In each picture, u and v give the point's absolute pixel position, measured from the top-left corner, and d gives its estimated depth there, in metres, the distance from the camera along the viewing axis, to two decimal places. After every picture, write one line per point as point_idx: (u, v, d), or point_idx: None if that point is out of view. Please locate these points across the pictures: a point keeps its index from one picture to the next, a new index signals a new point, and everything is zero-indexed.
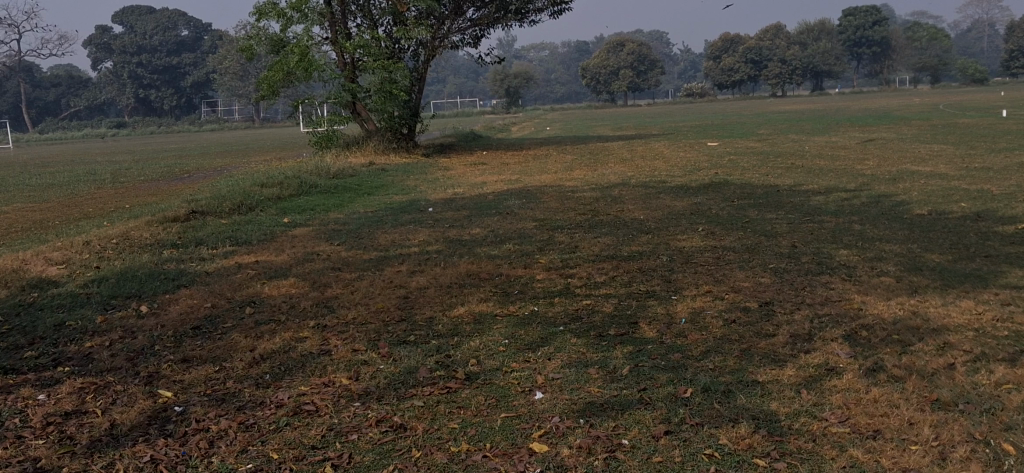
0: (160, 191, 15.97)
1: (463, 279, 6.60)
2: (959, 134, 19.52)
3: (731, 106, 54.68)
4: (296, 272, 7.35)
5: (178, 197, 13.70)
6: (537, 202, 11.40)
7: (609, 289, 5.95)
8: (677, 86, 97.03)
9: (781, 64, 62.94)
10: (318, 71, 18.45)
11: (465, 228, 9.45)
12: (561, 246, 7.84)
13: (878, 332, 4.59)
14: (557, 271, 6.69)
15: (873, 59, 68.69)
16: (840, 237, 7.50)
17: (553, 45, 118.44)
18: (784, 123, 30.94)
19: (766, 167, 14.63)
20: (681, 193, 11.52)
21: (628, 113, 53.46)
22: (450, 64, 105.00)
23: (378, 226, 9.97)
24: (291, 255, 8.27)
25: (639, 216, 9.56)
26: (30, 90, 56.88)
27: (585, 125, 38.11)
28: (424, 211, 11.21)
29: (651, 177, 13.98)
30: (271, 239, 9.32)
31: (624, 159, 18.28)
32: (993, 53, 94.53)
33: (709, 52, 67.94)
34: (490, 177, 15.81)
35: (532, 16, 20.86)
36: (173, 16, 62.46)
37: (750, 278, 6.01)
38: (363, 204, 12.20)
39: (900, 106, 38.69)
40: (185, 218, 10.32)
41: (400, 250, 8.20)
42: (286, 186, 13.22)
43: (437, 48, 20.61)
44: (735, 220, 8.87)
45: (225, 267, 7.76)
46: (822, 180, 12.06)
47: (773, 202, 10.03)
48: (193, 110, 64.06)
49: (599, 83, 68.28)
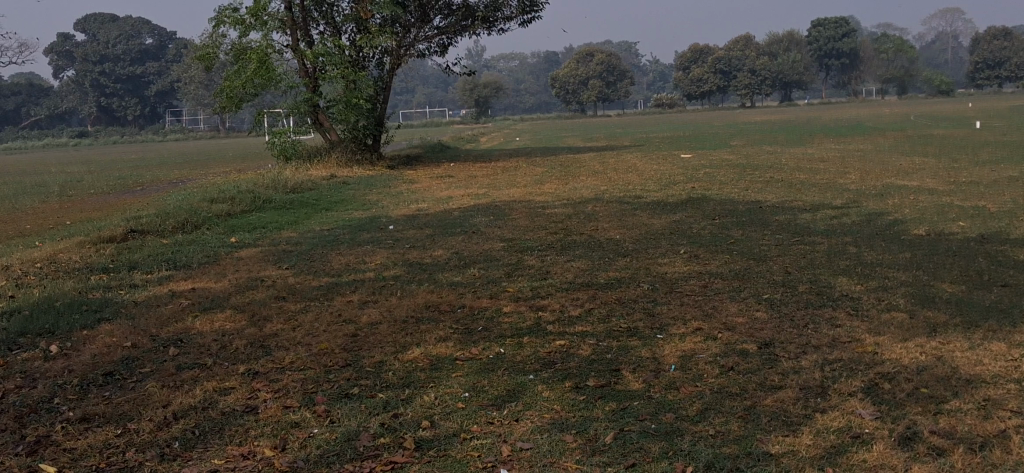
0: (107, 206, 15.11)
1: (420, 313, 5.86)
2: (939, 146, 19.14)
3: (701, 116, 54.36)
4: (235, 303, 6.57)
5: (122, 212, 12.85)
6: (506, 219, 10.72)
7: (584, 326, 5.24)
8: (646, 96, 97.03)
9: (750, 75, 63.19)
10: (277, 81, 17.64)
11: (427, 250, 8.72)
12: (531, 272, 7.12)
13: (903, 383, 3.92)
14: (526, 303, 5.98)
15: (842, 70, 68.88)
16: (836, 261, 6.86)
17: (523, 55, 118.08)
18: (757, 133, 30.49)
19: (745, 180, 14.06)
20: (657, 209, 10.88)
21: (597, 123, 52.95)
22: (419, 73, 104.16)
23: (332, 247, 9.23)
24: (234, 281, 7.49)
25: (615, 236, 8.89)
26: None
27: (556, 135, 37.46)
28: (384, 230, 10.47)
29: (625, 191, 13.35)
30: (214, 261, 8.53)
31: (596, 172, 17.66)
32: (956, 69, 95.63)
33: (679, 62, 67.76)
34: (457, 191, 15.11)
35: (500, 24, 20.15)
36: (136, 23, 61.07)
37: (744, 313, 5.32)
38: (319, 221, 11.43)
39: (871, 116, 38.58)
40: (122, 238, 9.51)
41: (354, 276, 7.45)
42: (238, 201, 12.40)
43: (402, 56, 19.84)
44: (719, 240, 8.23)
45: (156, 296, 6.97)
46: (806, 195, 11.48)
47: (758, 220, 9.40)
48: (157, 120, 62.95)
49: (568, 93, 67.83)
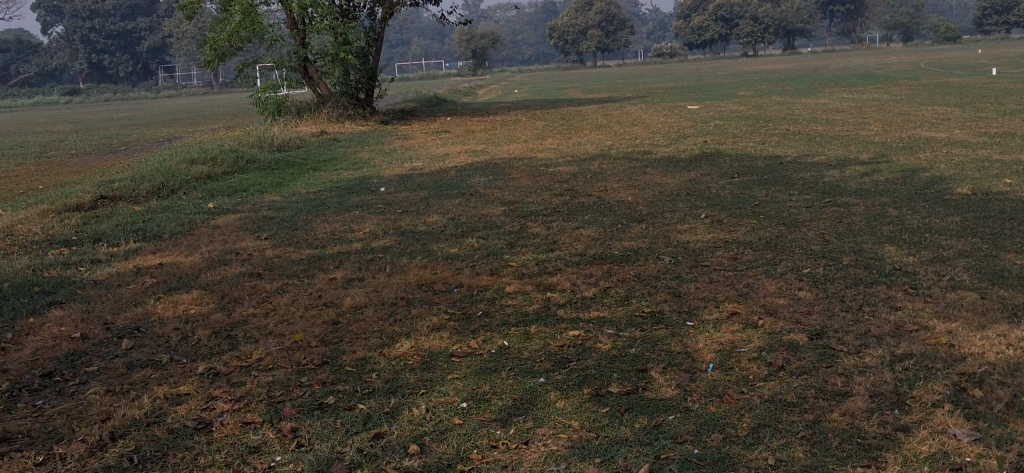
0: (85, 168, 14.34)
1: (412, 294, 5.14)
2: (957, 95, 18.34)
3: (703, 66, 53.19)
4: (205, 281, 5.85)
5: (98, 176, 12.09)
6: (506, 179, 10.00)
7: (601, 310, 4.53)
8: (646, 47, 95.73)
9: (752, 22, 61.51)
10: (264, 33, 16.74)
11: (420, 215, 8.01)
12: (536, 241, 6.40)
13: (996, 390, 3.21)
14: (532, 281, 5.26)
15: (846, 17, 67.53)
16: (878, 227, 6.17)
17: (521, 6, 116.36)
18: (763, 83, 29.56)
19: (758, 133, 13.30)
20: (669, 166, 10.14)
21: (596, 74, 51.77)
22: (415, 26, 102.54)
23: (317, 213, 8.51)
24: (207, 254, 6.76)
25: (626, 197, 8.17)
26: None
27: (555, 87, 36.41)
28: (375, 192, 9.75)
29: (633, 147, 12.61)
30: (188, 231, 7.79)
31: (600, 125, 16.90)
32: (960, 17, 94.16)
33: (680, 11, 66.47)
34: (453, 147, 14.36)
35: None
36: None
37: (784, 293, 4.60)
38: (306, 183, 10.69)
39: (880, 65, 37.68)
40: (90, 206, 8.76)
41: (341, 247, 6.74)
42: (220, 163, 11.64)
43: (395, 6, 18.87)
44: (742, 202, 7.52)
45: (119, 274, 6.23)
46: (826, 150, 10.73)
47: (781, 179, 8.67)
48: (149, 76, 61.78)
49: (567, 44, 66.50)
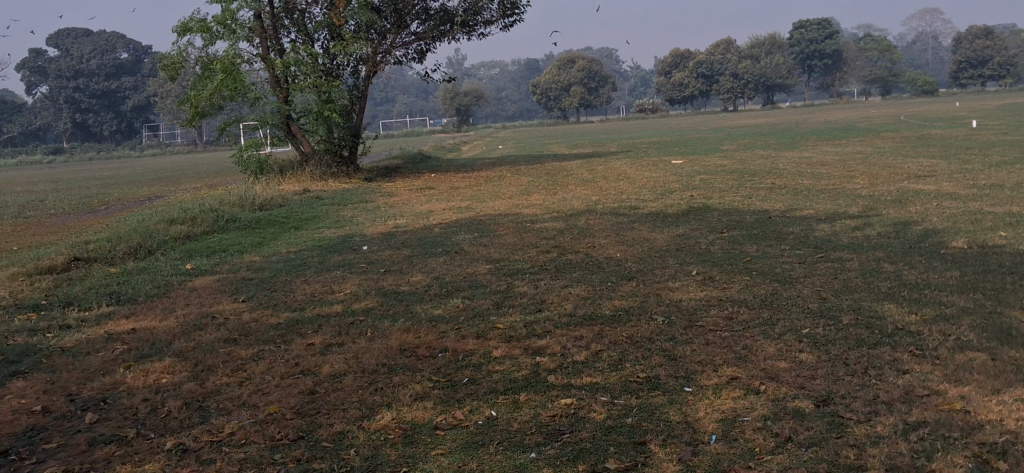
0: (62, 228, 14.09)
1: (394, 360, 4.90)
2: (941, 147, 18.37)
3: (684, 121, 53.48)
4: (178, 347, 5.59)
5: (74, 236, 11.84)
6: (492, 236, 9.81)
7: (593, 375, 4.30)
8: (628, 102, 96.56)
9: (732, 78, 62.62)
10: (246, 92, 16.62)
11: (404, 275, 7.79)
12: (524, 301, 6.18)
13: (1021, 462, 3.00)
14: (521, 344, 5.03)
15: (825, 72, 68.32)
16: (875, 283, 5.99)
17: (504, 63, 117.43)
18: (746, 137, 29.67)
19: (745, 187, 13.19)
20: (657, 222, 9.99)
21: (579, 130, 51.99)
22: (399, 84, 103.20)
23: (297, 273, 8.29)
24: (182, 317, 6.51)
25: (614, 254, 7.99)
26: None
27: (539, 143, 36.49)
28: (358, 251, 9.53)
29: (619, 203, 12.48)
30: (163, 293, 7.54)
31: (585, 180, 16.79)
32: (936, 70, 95.60)
33: (661, 67, 67.12)
34: (437, 204, 14.20)
35: (480, 29, 19.14)
36: (111, 37, 58.46)
37: (785, 355, 4.38)
38: (286, 242, 10.47)
39: (861, 118, 37.98)
40: (63, 268, 8.51)
41: (321, 309, 6.50)
42: (199, 222, 11.42)
43: (379, 63, 18.80)
44: (733, 258, 7.34)
45: (88, 340, 5.96)
46: (815, 203, 10.61)
47: (771, 233, 8.52)
48: (133, 135, 61.71)
49: (550, 99, 66.89)
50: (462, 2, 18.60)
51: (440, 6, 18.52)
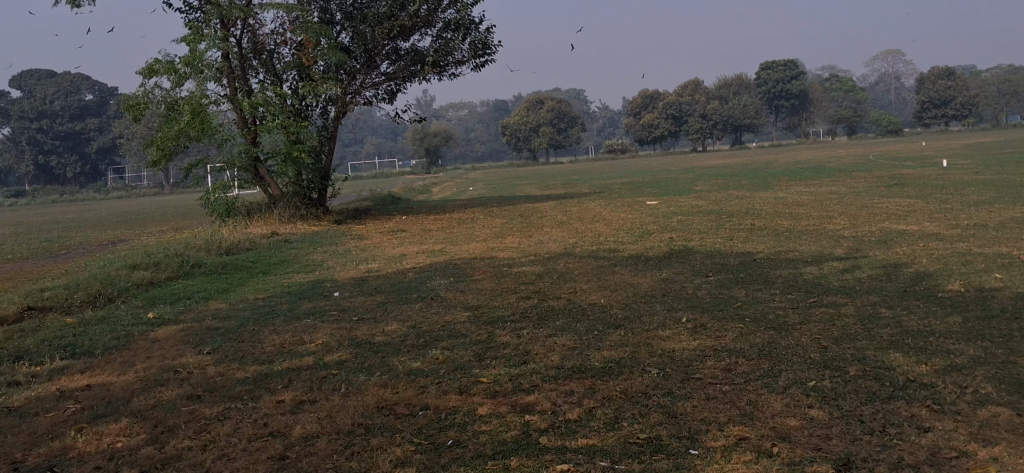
0: (20, 274, 13.57)
1: (371, 419, 4.54)
2: (914, 187, 18.32)
3: (654, 161, 53.50)
4: (136, 406, 5.19)
5: (31, 283, 11.35)
6: (469, 281, 9.48)
7: (589, 436, 3.97)
8: (597, 143, 96.90)
9: (700, 119, 62.90)
10: (213, 133, 16.23)
11: (378, 323, 7.43)
12: (507, 352, 5.84)
13: None
14: (506, 400, 4.68)
15: (792, 112, 68.95)
16: (875, 329, 5.72)
17: (473, 105, 117.73)
18: (718, 177, 29.61)
19: (723, 229, 12.95)
20: (638, 265, 9.70)
21: (549, 170, 51.82)
22: (368, 126, 103.04)
23: (266, 321, 7.90)
24: (141, 372, 6.09)
25: (598, 299, 7.69)
26: None
27: (510, 184, 36.27)
28: (329, 297, 9.16)
29: (596, 245, 12.20)
30: (122, 345, 7.11)
31: (560, 222, 16.52)
32: (899, 110, 96.85)
33: (630, 108, 67.44)
34: (410, 247, 13.85)
35: (452, 69, 18.88)
36: (76, 79, 57.72)
37: (794, 411, 4.08)
38: (254, 289, 10.07)
39: (830, 158, 38.15)
40: (16, 319, 8.06)
41: (291, 362, 6.12)
42: (163, 268, 10.98)
43: (348, 104, 18.51)
44: (723, 303, 7.06)
45: (38, 399, 5.53)
46: (798, 245, 10.38)
47: (757, 277, 8.25)
48: (98, 177, 60.82)
49: (519, 140, 66.91)
50: (433, 42, 18.38)
51: (411, 46, 18.31)
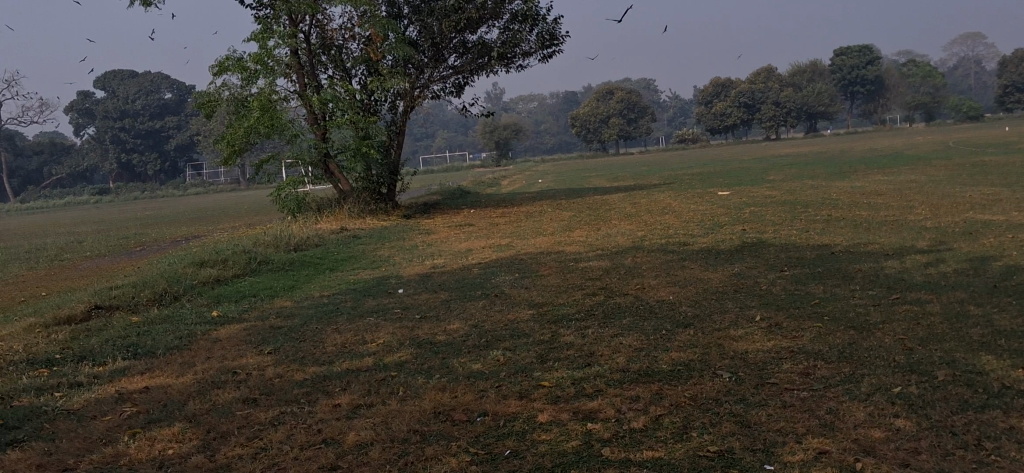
0: (96, 271, 13.77)
1: (427, 426, 4.36)
2: (999, 174, 17.54)
3: (727, 151, 52.51)
4: (192, 410, 5.09)
5: (104, 281, 11.47)
6: (534, 277, 9.27)
7: (656, 448, 3.72)
8: (667, 134, 95.82)
9: (774, 107, 61.25)
10: (284, 130, 16.28)
11: (441, 321, 7.26)
12: (571, 353, 5.61)
13: None
14: (569, 406, 4.46)
15: (867, 98, 67.19)
16: (965, 329, 5.35)
17: (542, 98, 117.44)
18: (792, 166, 28.90)
19: (798, 220, 12.51)
20: (709, 259, 9.37)
21: (619, 162, 51.27)
22: (438, 120, 103.54)
23: (328, 320, 7.80)
24: (201, 373, 6.02)
25: (666, 296, 7.41)
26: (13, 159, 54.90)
27: (579, 176, 35.96)
28: (393, 294, 9.04)
29: (666, 238, 11.88)
30: (185, 345, 7.07)
31: (629, 215, 16.19)
32: (981, 94, 93.81)
33: (701, 97, 66.44)
34: (477, 242, 13.69)
35: (519, 61, 18.64)
36: (156, 78, 59.06)
37: (879, 422, 3.77)
38: (319, 285, 10.00)
39: (908, 145, 36.98)
40: (83, 317, 8.09)
41: (349, 362, 5.99)
42: (230, 265, 11.00)
43: (416, 98, 18.43)
44: (799, 299, 6.73)
45: (96, 402, 5.48)
46: (877, 237, 9.93)
47: (835, 271, 7.88)
48: (178, 174, 62.11)
49: (589, 132, 66.43)
50: (501, 34, 18.16)
51: (478, 39, 18.14)
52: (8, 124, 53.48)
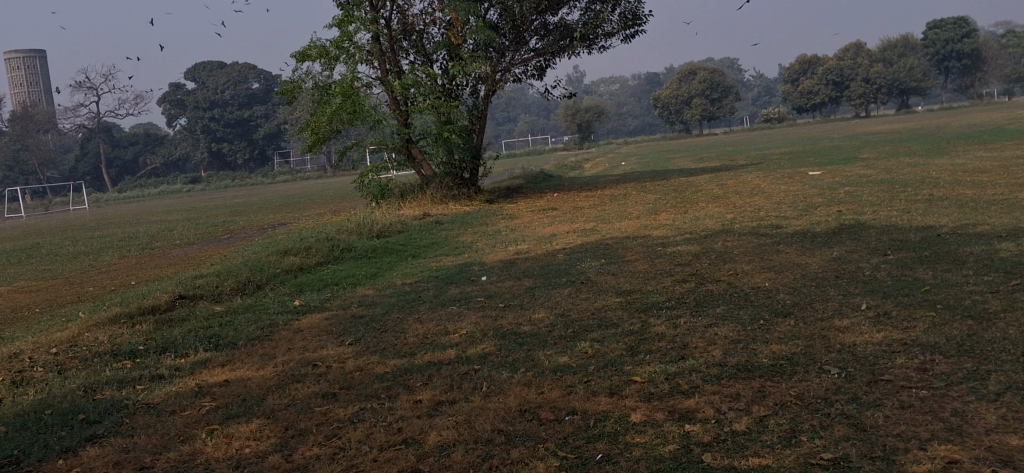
0: (185, 259, 13.89)
1: (513, 425, 4.12)
2: None
3: (815, 130, 50.94)
4: (271, 405, 4.95)
5: (191, 269, 11.52)
6: (621, 263, 8.96)
7: (764, 454, 3.41)
8: (753, 113, 93.73)
9: (864, 83, 59.40)
10: (366, 116, 16.21)
11: (525, 310, 7.02)
12: (663, 345, 5.31)
13: None
14: (664, 404, 4.16)
15: (963, 72, 64.54)
16: None
17: (624, 79, 116.05)
18: (886, 144, 27.82)
19: (899, 200, 11.87)
20: (805, 243, 8.91)
21: (703, 142, 50.16)
22: (519, 103, 103.22)
23: (410, 309, 7.62)
24: (281, 366, 5.88)
25: (762, 283, 7.03)
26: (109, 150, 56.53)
27: (663, 158, 35.29)
28: (476, 281, 8.83)
29: (757, 221, 11.42)
30: (266, 335, 6.97)
31: (717, 196, 15.70)
32: None
33: (787, 75, 64.71)
34: (560, 226, 13.40)
35: (601, 42, 18.22)
36: (244, 69, 60.04)
37: (1013, 429, 3.40)
38: (402, 273, 9.84)
39: (1010, 119, 35.29)
40: (167, 308, 8.07)
41: (432, 354, 5.79)
42: (313, 253, 10.93)
43: (498, 82, 18.19)
44: (908, 286, 6.29)
45: (177, 395, 5.38)
46: (986, 218, 9.32)
47: (944, 255, 7.37)
48: (266, 162, 63.16)
49: (672, 112, 65.29)
50: (582, 15, 17.77)
51: (560, 20, 17.80)
52: (105, 116, 55.03)
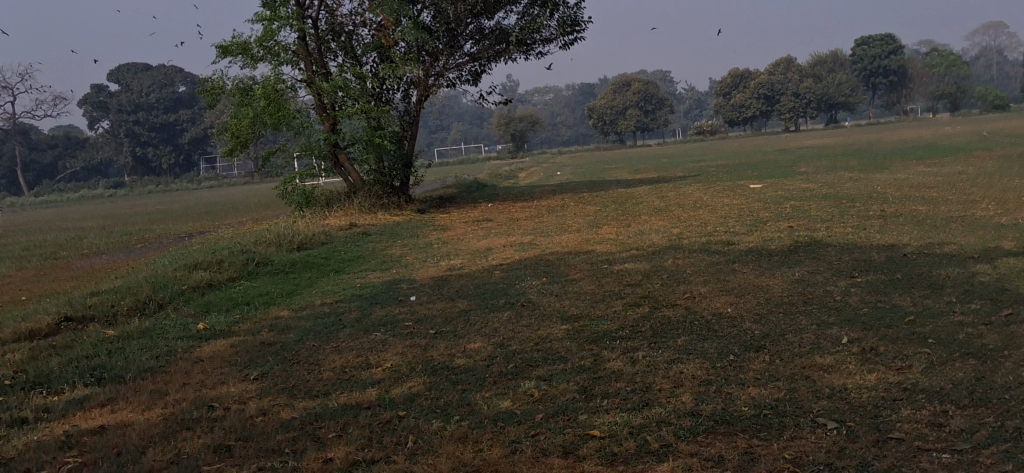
0: (90, 272, 12.76)
1: None
2: None
3: (747, 143, 50.91)
4: (149, 462, 4.04)
5: (90, 284, 10.44)
6: (564, 282, 8.19)
7: None
8: (685, 125, 94.27)
9: (794, 98, 59.78)
10: (291, 120, 15.21)
11: (459, 338, 6.19)
12: (622, 387, 4.53)
13: None
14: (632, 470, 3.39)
15: (890, 89, 65.49)
16: None
17: (560, 89, 115.92)
18: (821, 158, 27.65)
19: (850, 217, 11.34)
20: (762, 263, 8.25)
21: (636, 154, 49.79)
22: (454, 112, 102.30)
23: (328, 335, 6.73)
24: (171, 407, 4.97)
25: (724, 308, 6.32)
26: (26, 152, 54.20)
27: (599, 169, 34.83)
28: (404, 302, 7.97)
29: (705, 236, 10.77)
30: (159, 367, 6.02)
31: (658, 210, 15.06)
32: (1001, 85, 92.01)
33: (720, 88, 65.01)
34: (496, 240, 12.60)
35: (538, 48, 17.48)
36: (169, 71, 57.67)
37: None
38: (322, 291, 8.93)
39: (938, 136, 35.56)
40: (50, 332, 7.06)
41: (348, 395, 4.92)
42: (225, 268, 9.93)
43: (431, 87, 17.34)
44: (889, 315, 5.63)
45: (37, 446, 4.44)
46: (950, 236, 8.77)
47: (919, 278, 6.73)
48: (192, 168, 61.22)
49: (606, 124, 65.02)
50: (519, 20, 17.01)
51: (495, 24, 17.02)
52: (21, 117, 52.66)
